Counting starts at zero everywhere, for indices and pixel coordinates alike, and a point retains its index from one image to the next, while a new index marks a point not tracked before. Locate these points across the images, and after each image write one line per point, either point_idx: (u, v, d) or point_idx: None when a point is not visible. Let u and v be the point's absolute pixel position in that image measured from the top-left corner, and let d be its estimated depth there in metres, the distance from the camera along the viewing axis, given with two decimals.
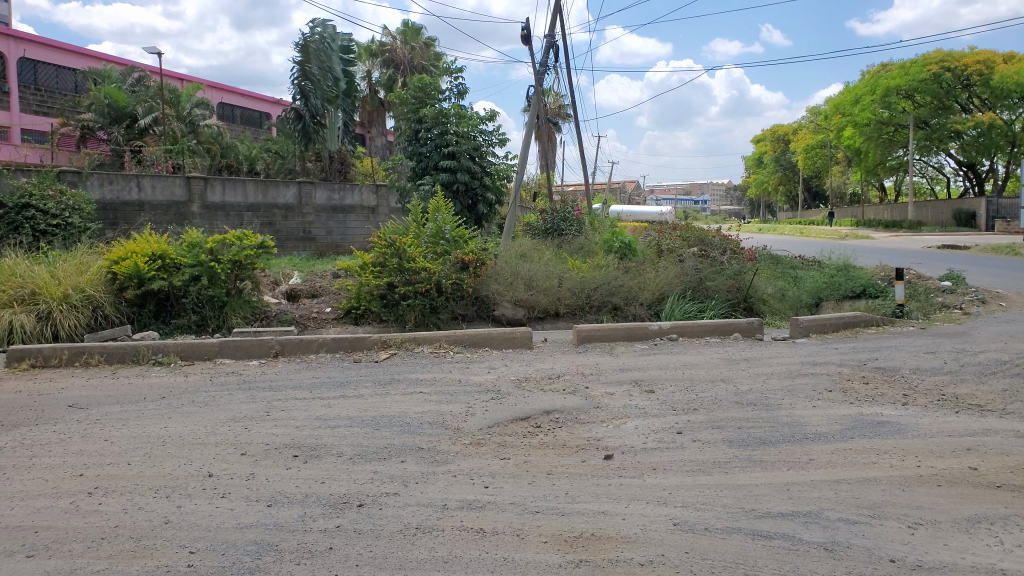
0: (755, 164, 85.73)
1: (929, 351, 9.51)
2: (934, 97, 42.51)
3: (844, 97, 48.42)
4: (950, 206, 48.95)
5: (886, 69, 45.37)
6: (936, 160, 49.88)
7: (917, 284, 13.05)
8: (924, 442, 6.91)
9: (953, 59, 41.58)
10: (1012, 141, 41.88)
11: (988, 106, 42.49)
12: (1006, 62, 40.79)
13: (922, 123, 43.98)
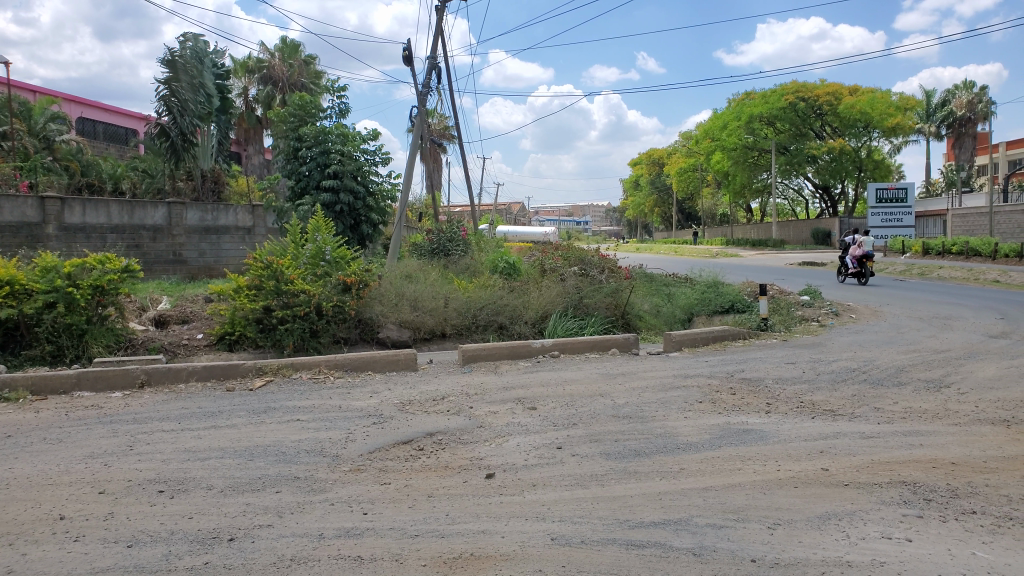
0: (633, 187, 89.21)
1: (789, 361, 10.14)
2: (792, 124, 45.87)
3: (713, 123, 51.35)
4: (809, 226, 52.73)
5: (750, 98, 48.57)
6: (796, 184, 53.66)
7: (780, 299, 13.95)
8: (784, 447, 7.35)
9: (807, 90, 45.00)
10: (860, 167, 45.99)
11: (838, 134, 46.39)
12: (852, 93, 44.75)
13: (782, 148, 47.33)
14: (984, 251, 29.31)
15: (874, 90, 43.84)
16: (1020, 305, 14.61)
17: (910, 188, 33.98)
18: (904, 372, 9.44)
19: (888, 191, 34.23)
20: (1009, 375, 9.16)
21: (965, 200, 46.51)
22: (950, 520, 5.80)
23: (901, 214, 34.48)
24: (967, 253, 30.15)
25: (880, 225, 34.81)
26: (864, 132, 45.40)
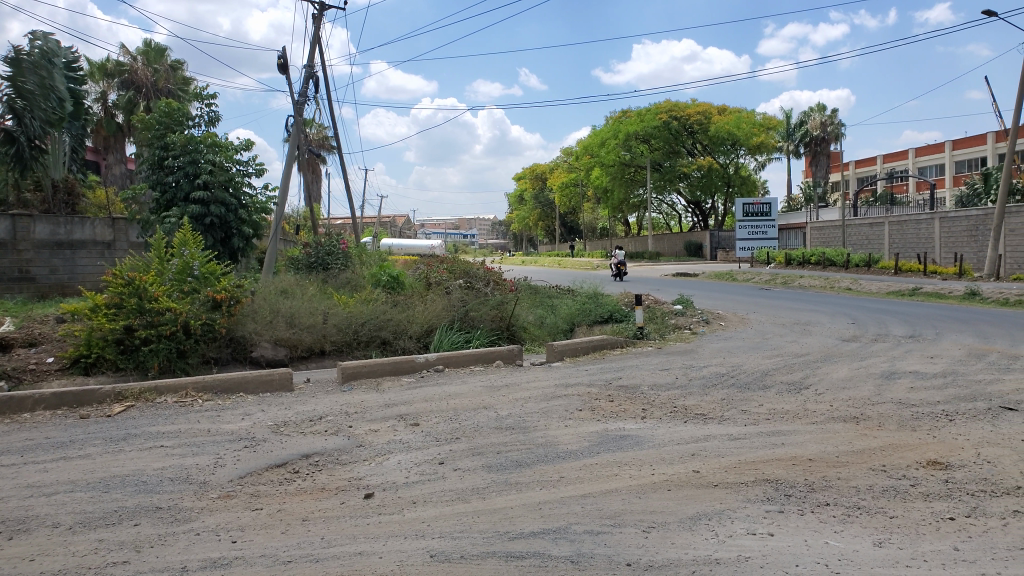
0: (517, 201, 90.63)
1: (664, 367, 10.53)
2: (665, 142, 48.07)
3: (592, 139, 53.00)
4: (682, 239, 55.27)
5: (626, 116, 50.62)
6: (671, 199, 56.22)
7: (655, 308, 14.52)
8: (658, 451, 7.58)
9: (679, 109, 47.34)
10: (728, 183, 48.83)
11: (708, 151, 49.03)
12: (721, 113, 47.48)
13: (656, 165, 49.47)
14: (838, 261, 31.82)
15: (740, 110, 46.68)
16: (871, 311, 15.79)
17: (774, 203, 36.28)
18: (768, 376, 9.99)
19: (754, 205, 36.35)
20: (858, 375, 9.89)
21: (822, 215, 50.27)
22: (807, 513, 6.15)
23: (765, 227, 36.71)
24: (824, 262, 32.58)
25: (747, 238, 37.11)
26: (732, 150, 48.30)
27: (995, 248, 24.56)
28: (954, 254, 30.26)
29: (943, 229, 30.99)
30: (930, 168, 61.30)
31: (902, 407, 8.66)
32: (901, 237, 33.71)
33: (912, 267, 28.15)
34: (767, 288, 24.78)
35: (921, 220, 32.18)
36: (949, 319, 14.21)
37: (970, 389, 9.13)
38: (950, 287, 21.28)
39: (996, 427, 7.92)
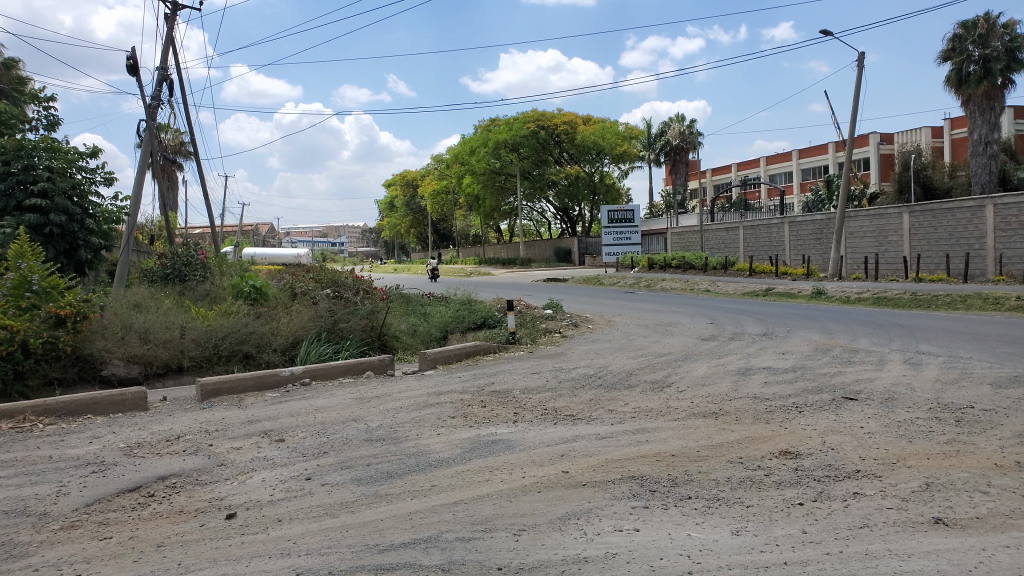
0: (388, 209, 89.90)
1: (534, 371, 10.71)
2: (533, 151, 49.24)
3: (461, 147, 53.42)
4: (552, 245, 56.69)
5: (495, 125, 51.57)
6: (540, 207, 57.53)
7: (527, 313, 14.83)
8: (528, 454, 7.68)
9: (547, 119, 49.01)
10: (594, 190, 50.76)
11: (574, 160, 51.21)
12: (586, 123, 49.73)
13: (525, 173, 50.52)
14: (696, 264, 33.54)
15: (604, 120, 49.26)
16: (728, 310, 16.78)
17: (637, 209, 37.79)
18: (633, 375, 10.38)
19: (618, 211, 37.83)
20: (716, 372, 10.45)
21: (683, 220, 53.07)
22: (670, 507, 6.42)
23: (630, 234, 38.46)
24: (683, 266, 34.23)
25: (612, 244, 38.13)
26: (597, 160, 50.22)
27: (836, 249, 26.74)
28: (803, 256, 32.72)
29: (792, 232, 33.41)
30: (779, 176, 66.15)
31: (757, 401, 9.22)
32: (754, 241, 36.11)
33: (765, 269, 30.20)
34: (632, 292, 25.74)
35: (773, 225, 34.55)
36: (796, 317, 15.34)
37: (817, 381, 9.86)
38: (797, 287, 22.99)
39: (839, 416, 8.59)
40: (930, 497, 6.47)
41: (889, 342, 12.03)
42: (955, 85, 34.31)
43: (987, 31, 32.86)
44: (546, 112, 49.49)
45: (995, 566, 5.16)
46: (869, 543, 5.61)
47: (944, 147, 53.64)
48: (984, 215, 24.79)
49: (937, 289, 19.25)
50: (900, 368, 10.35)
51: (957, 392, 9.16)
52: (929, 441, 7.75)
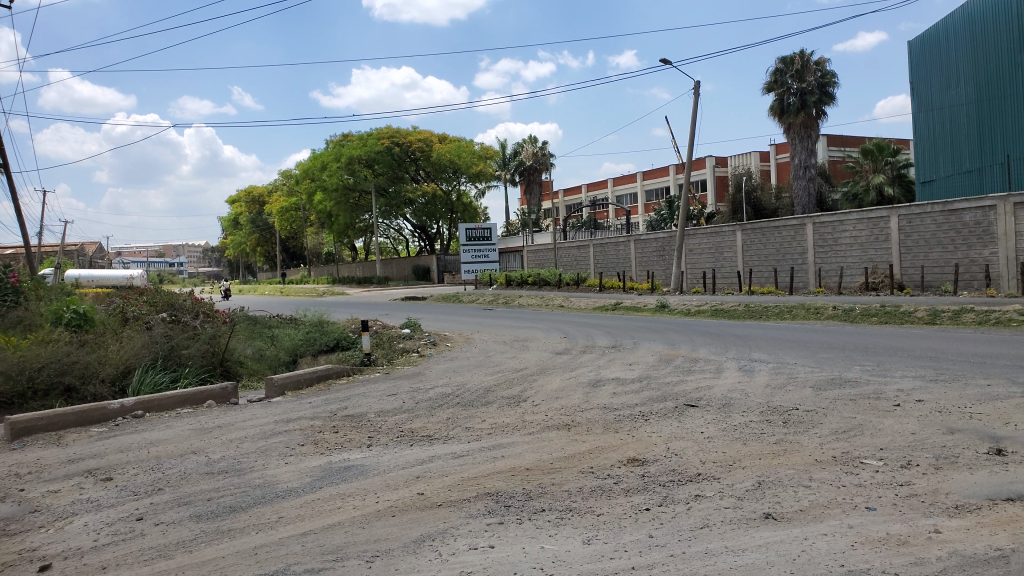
0: (233, 227, 86.26)
1: (390, 393, 10.53)
2: (388, 167, 48.80)
3: (312, 162, 52.31)
4: (409, 263, 56.44)
5: (348, 141, 50.81)
6: (397, 224, 56.70)
7: (383, 334, 14.66)
8: (383, 478, 7.51)
9: (401, 136, 48.74)
10: (452, 209, 51.53)
11: (431, 178, 51.36)
12: (440, 141, 50.30)
13: (381, 190, 49.92)
14: (551, 281, 34.65)
15: (459, 140, 49.74)
16: (581, 324, 17.36)
17: (494, 228, 38.79)
18: (490, 392, 10.45)
19: (475, 230, 38.60)
20: (569, 385, 10.74)
21: (538, 238, 54.55)
22: (524, 521, 6.49)
23: (488, 252, 38.93)
24: (539, 282, 35.34)
25: (471, 262, 38.79)
26: (453, 178, 51.20)
27: (678, 266, 28.44)
28: (647, 270, 34.50)
29: (638, 249, 35.19)
30: (626, 197, 69.56)
31: (607, 411, 9.57)
32: (604, 258, 37.68)
33: (614, 284, 31.59)
34: (490, 309, 26.15)
35: (620, 242, 36.26)
36: (641, 329, 16.14)
37: (661, 391, 10.37)
38: (642, 300, 24.22)
39: (682, 422, 9.08)
40: (762, 494, 6.97)
41: (725, 351, 12.89)
42: (778, 113, 37.51)
43: (803, 66, 36.34)
44: (401, 130, 49.26)
45: (816, 552, 5.63)
46: (708, 542, 5.94)
47: (770, 171, 58.50)
48: (805, 233, 27.24)
49: (765, 301, 20.87)
50: (736, 375, 11.12)
51: (784, 396, 9.96)
52: (761, 442, 8.36)
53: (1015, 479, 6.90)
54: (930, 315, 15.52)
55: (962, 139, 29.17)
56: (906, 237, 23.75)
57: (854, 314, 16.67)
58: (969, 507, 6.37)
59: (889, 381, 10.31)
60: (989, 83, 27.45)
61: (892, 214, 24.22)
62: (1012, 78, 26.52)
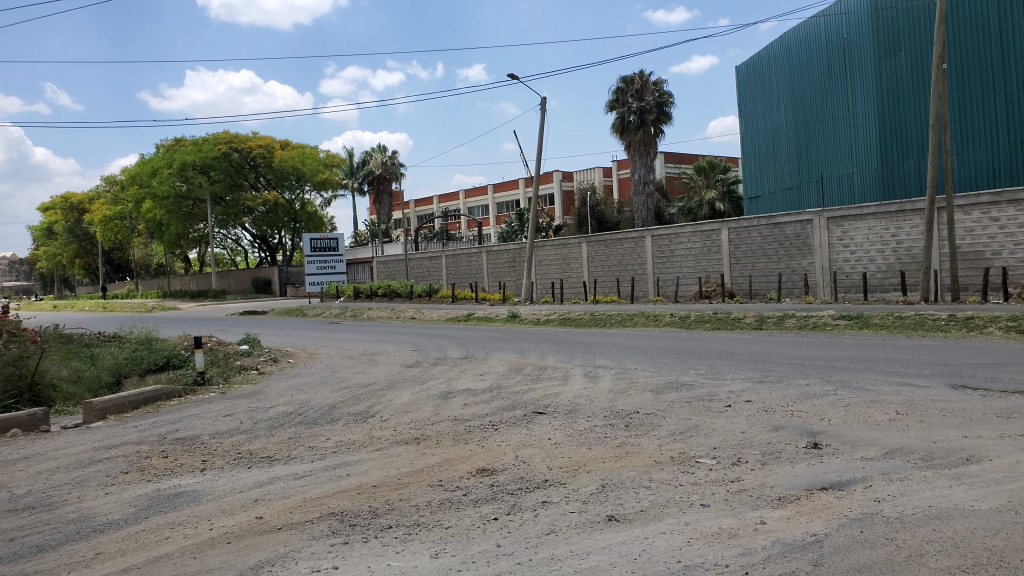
0: (48, 237, 78.79)
1: (226, 413, 9.96)
2: (226, 174, 46.78)
3: (140, 168, 48.82)
4: (249, 275, 54.31)
5: (180, 146, 48.45)
6: (235, 233, 54.27)
7: (219, 351, 13.87)
8: (217, 504, 7.08)
9: (240, 141, 47.26)
10: (295, 219, 50.42)
11: (272, 185, 49.94)
12: (283, 149, 49.28)
13: (217, 199, 47.47)
14: (403, 293, 34.47)
15: (302, 148, 49.62)
16: (432, 336, 17.35)
17: (341, 239, 37.97)
18: (336, 409, 10.14)
19: (321, 240, 37.58)
20: (418, 399, 10.63)
21: (388, 249, 54.05)
22: (370, 539, 6.32)
23: (335, 263, 37.92)
24: (389, 294, 35.07)
25: (317, 273, 37.71)
26: (297, 186, 50.01)
27: (526, 277, 29.12)
28: (500, 282, 35.07)
29: (489, 260, 35.75)
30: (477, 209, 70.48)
31: (457, 422, 9.56)
32: (455, 269, 37.98)
33: (466, 295, 31.85)
34: (336, 323, 25.48)
35: (472, 254, 36.69)
36: (491, 340, 16.35)
37: (510, 400, 10.51)
38: (494, 311, 24.55)
39: (531, 430, 9.23)
40: (605, 497, 7.20)
41: (571, 359, 13.31)
42: (619, 131, 39.34)
43: (641, 86, 38.95)
44: (239, 135, 47.81)
45: (654, 551, 5.88)
46: (553, 547, 6.05)
47: (614, 186, 61.49)
48: (645, 245, 28.70)
49: (609, 310, 21.76)
50: (582, 381, 11.48)
51: (626, 400, 10.40)
52: (604, 446, 8.66)
53: (829, 470, 7.58)
54: (757, 320, 16.84)
55: (784, 157, 31.87)
56: (735, 248, 25.62)
57: (688, 321, 17.78)
58: (791, 497, 6.91)
59: (721, 384, 11.03)
60: (807, 107, 30.25)
61: (722, 227, 26.06)
62: (825, 103, 29.38)
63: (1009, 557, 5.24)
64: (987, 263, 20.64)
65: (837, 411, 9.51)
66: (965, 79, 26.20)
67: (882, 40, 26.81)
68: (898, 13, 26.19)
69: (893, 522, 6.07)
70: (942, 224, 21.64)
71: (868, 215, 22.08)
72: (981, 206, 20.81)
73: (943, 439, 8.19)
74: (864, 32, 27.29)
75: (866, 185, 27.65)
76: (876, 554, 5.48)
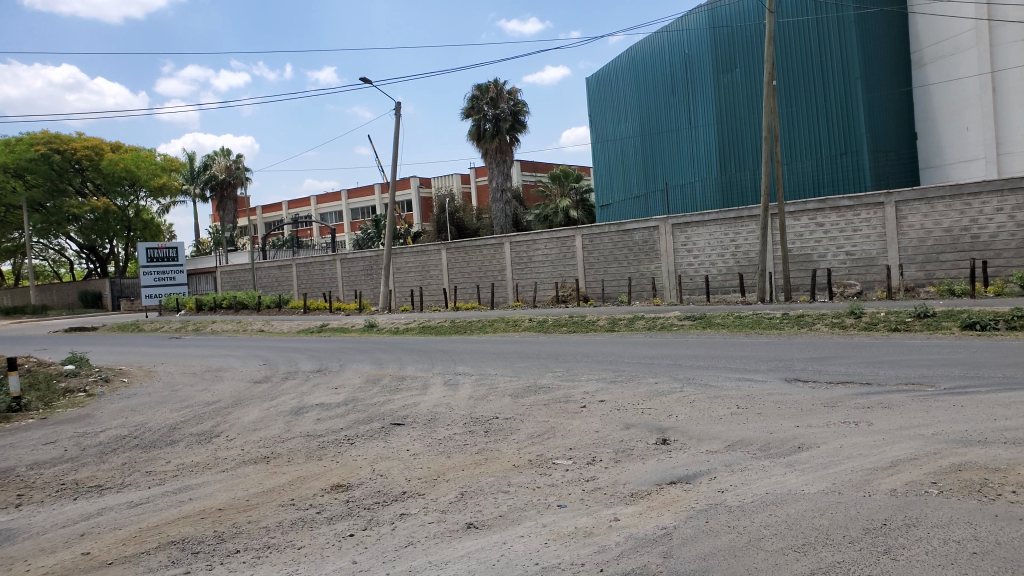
0: None
1: (48, 442, 9.06)
2: (45, 178, 42.92)
3: None
4: (75, 288, 50.26)
5: None
6: (58, 242, 50.10)
7: (39, 372, 12.61)
8: (36, 542, 6.40)
9: (61, 141, 43.05)
10: (128, 227, 47.59)
11: (100, 191, 46.20)
12: (114, 150, 45.52)
13: (35, 206, 43.64)
14: (250, 304, 33.11)
15: (136, 149, 46.32)
16: (283, 349, 16.72)
17: (181, 247, 35.74)
18: (176, 430, 9.49)
19: (158, 250, 35.21)
20: (267, 416, 10.16)
21: (235, 257, 51.58)
22: (215, 566, 5.93)
23: (173, 273, 35.91)
24: (235, 306, 33.54)
25: (153, 284, 35.46)
26: (129, 192, 47.12)
27: (382, 285, 28.72)
28: (355, 290, 34.47)
29: (343, 269, 35.06)
30: (330, 215, 68.85)
31: (310, 438, 9.22)
32: (306, 278, 36.95)
33: (319, 306, 31.11)
34: (176, 337, 23.99)
35: (325, 262, 35.82)
36: (347, 351, 15.96)
37: (366, 412, 10.27)
38: (348, 321, 24.02)
39: (388, 442, 9.06)
40: (464, 505, 7.17)
41: (431, 367, 13.22)
42: (475, 138, 39.79)
43: (496, 95, 39.42)
44: (60, 134, 43.50)
45: (513, 555, 5.91)
46: (411, 559, 5.94)
47: (471, 193, 62.09)
48: (503, 251, 29.13)
49: (467, 317, 21.88)
50: (441, 389, 11.42)
51: (485, 406, 10.44)
52: (464, 453, 8.64)
53: (677, 464, 7.95)
54: (609, 323, 17.51)
55: (631, 168, 33.38)
56: (589, 254, 26.54)
57: (546, 325, 18.20)
58: (642, 493, 7.18)
59: (577, 385, 11.33)
60: (653, 118, 31.77)
61: (576, 233, 26.90)
62: (669, 115, 31.00)
63: (834, 535, 5.69)
64: (813, 265, 22.64)
65: (684, 407, 10.02)
66: (791, 94, 28.56)
67: (719, 57, 28.76)
68: (733, 32, 28.26)
69: (735, 510, 6.45)
70: (775, 229, 23.47)
71: (709, 221, 23.57)
72: (808, 213, 22.76)
73: (778, 430, 8.82)
74: (704, 50, 29.13)
75: (707, 195, 29.51)
76: (719, 542, 5.77)
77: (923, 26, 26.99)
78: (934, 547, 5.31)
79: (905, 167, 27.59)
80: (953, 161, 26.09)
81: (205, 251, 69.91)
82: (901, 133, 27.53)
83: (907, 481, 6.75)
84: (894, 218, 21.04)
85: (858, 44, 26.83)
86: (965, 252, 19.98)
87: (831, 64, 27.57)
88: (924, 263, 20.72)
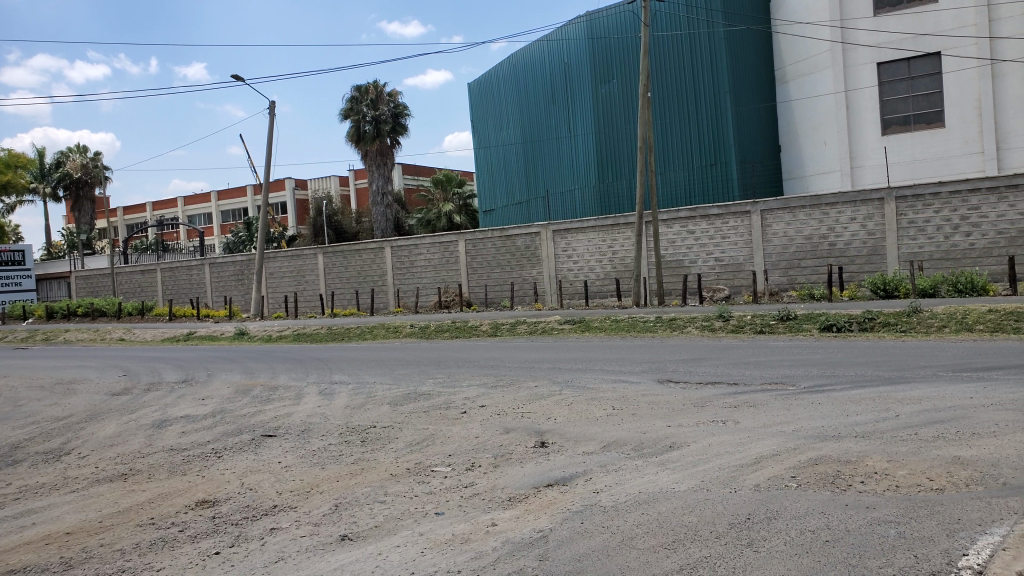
0: None
1: None
2: None
3: None
4: None
5: None
6: None
7: None
8: None
9: None
10: None
11: None
12: None
13: None
14: (109, 312, 31.19)
15: None
16: (146, 359, 15.81)
17: (28, 250, 33.22)
18: (19, 450, 8.76)
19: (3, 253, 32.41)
20: (125, 430, 9.54)
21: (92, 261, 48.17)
22: None
23: (19, 278, 33.93)
24: (93, 314, 31.46)
25: None
26: None
27: (253, 290, 27.73)
28: (225, 296, 33.17)
29: (213, 274, 33.67)
30: (199, 217, 65.71)
31: (173, 453, 8.74)
32: (174, 284, 35.27)
33: (185, 313, 29.80)
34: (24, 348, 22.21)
35: (193, 266, 34.27)
36: (216, 360, 15.25)
37: (235, 424, 9.84)
38: (218, 329, 23.00)
39: (259, 454, 8.73)
40: (338, 517, 7.00)
41: (305, 376, 12.85)
42: (355, 139, 39.10)
43: (376, 96, 38.96)
44: None
45: (387, 565, 5.82)
46: None
47: (351, 196, 60.74)
48: (384, 256, 28.77)
49: (346, 323, 21.45)
50: (316, 399, 11.10)
51: (363, 415, 10.24)
52: (339, 464, 8.44)
53: (554, 466, 8.08)
54: (492, 328, 17.63)
55: (515, 174, 33.77)
56: (472, 259, 26.65)
57: (428, 331, 18.11)
58: (520, 497, 7.25)
59: (458, 391, 11.31)
60: (535, 125, 32.26)
61: (459, 238, 26.93)
62: (552, 123, 31.58)
63: (701, 530, 5.94)
64: (686, 271, 23.71)
65: (562, 410, 10.21)
66: (666, 106, 29.72)
67: (598, 67, 29.56)
68: (611, 43, 29.11)
69: (609, 510, 6.62)
70: (649, 236, 24.43)
71: (587, 229, 24.23)
72: (680, 221, 23.77)
73: (651, 430, 9.14)
74: (583, 59, 29.88)
75: (587, 201, 30.24)
76: (592, 543, 5.90)
77: (785, 46, 28.77)
78: (792, 537, 5.62)
79: (771, 177, 29.21)
80: (814, 172, 27.97)
81: (56, 255, 64.69)
82: (767, 145, 29.16)
83: (768, 476, 7.14)
84: (760, 226, 22.33)
85: (727, 60, 28.26)
86: (824, 258, 21.46)
87: (703, 79, 28.92)
88: (787, 269, 22.11)
